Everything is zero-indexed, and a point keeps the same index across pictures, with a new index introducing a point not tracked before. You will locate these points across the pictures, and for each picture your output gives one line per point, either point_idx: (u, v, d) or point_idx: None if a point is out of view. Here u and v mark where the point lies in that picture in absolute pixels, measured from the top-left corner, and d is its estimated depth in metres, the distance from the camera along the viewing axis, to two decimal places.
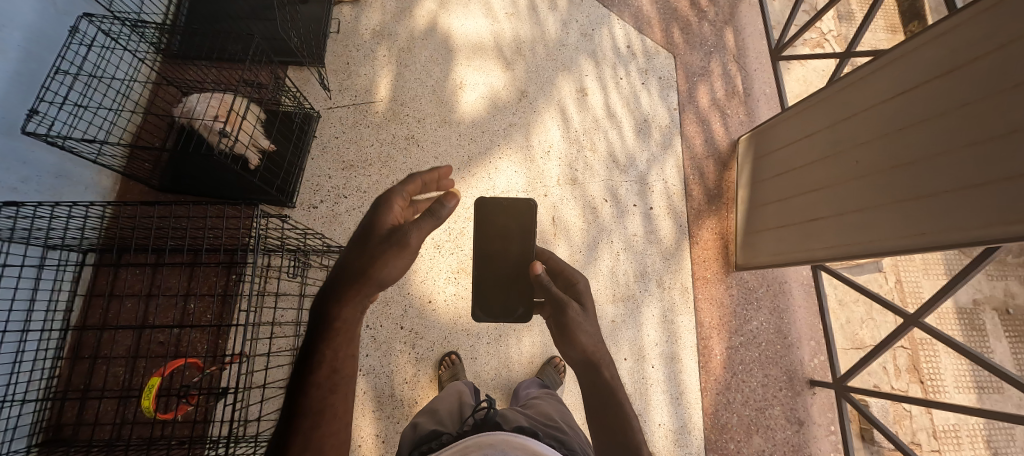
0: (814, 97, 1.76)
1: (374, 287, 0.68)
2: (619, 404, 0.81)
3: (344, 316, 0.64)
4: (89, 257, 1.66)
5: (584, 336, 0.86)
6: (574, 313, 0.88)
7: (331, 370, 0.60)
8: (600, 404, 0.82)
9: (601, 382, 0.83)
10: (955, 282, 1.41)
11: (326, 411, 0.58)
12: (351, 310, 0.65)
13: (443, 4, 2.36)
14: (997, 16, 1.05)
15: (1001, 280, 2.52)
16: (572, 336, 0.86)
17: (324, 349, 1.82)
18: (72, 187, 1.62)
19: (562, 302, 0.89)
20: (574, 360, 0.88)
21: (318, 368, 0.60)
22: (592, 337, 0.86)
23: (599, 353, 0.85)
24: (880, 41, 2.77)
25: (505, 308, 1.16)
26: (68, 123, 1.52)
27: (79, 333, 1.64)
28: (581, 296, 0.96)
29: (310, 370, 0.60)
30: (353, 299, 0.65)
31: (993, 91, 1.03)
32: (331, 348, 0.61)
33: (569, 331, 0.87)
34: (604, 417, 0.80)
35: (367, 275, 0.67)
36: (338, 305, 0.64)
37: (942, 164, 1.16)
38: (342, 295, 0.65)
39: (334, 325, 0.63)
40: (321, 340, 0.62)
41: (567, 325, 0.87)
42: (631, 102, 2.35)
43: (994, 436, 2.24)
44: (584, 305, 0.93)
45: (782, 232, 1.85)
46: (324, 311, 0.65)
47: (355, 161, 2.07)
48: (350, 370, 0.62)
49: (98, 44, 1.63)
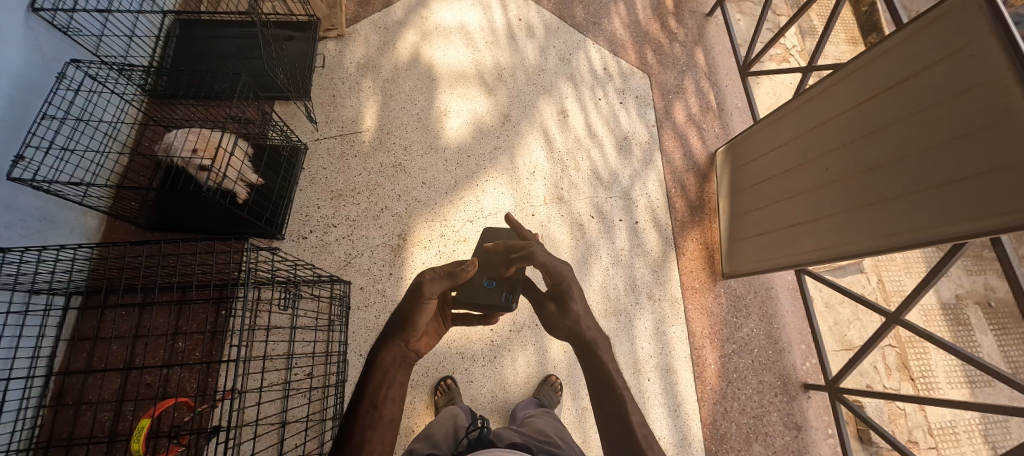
0: (781, 109, 1.86)
1: (405, 331, 0.83)
2: (612, 384, 0.79)
3: (388, 358, 0.81)
4: (75, 300, 1.65)
5: (564, 324, 0.88)
6: (551, 310, 0.91)
7: (373, 404, 0.75)
8: (594, 390, 0.80)
9: (597, 364, 0.83)
10: (929, 279, 1.46)
11: (365, 445, 0.69)
12: (391, 354, 0.82)
13: (425, 36, 2.45)
14: (938, 30, 1.15)
15: (980, 274, 2.61)
16: (557, 326, 0.89)
17: (315, 381, 1.79)
18: (58, 230, 1.62)
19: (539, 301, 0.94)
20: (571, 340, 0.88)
21: (362, 402, 0.75)
22: (579, 323, 0.87)
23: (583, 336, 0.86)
24: (842, 53, 2.95)
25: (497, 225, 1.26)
26: (55, 167, 1.53)
27: (63, 379, 1.60)
28: (564, 296, 0.90)
29: (356, 402, 0.75)
30: (393, 343, 0.83)
31: (943, 98, 1.12)
32: (377, 382, 0.77)
33: (551, 325, 0.90)
34: (599, 404, 0.78)
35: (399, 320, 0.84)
36: (382, 348, 0.82)
37: (903, 167, 1.23)
38: (386, 342, 0.83)
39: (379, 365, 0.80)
40: (370, 376, 0.78)
41: (548, 319, 0.90)
42: (610, 120, 2.44)
43: (990, 430, 2.25)
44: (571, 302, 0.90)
45: (763, 239, 1.91)
46: (376, 356, 0.83)
47: (344, 190, 2.10)
48: (389, 409, 0.76)
49: (85, 88, 1.66)
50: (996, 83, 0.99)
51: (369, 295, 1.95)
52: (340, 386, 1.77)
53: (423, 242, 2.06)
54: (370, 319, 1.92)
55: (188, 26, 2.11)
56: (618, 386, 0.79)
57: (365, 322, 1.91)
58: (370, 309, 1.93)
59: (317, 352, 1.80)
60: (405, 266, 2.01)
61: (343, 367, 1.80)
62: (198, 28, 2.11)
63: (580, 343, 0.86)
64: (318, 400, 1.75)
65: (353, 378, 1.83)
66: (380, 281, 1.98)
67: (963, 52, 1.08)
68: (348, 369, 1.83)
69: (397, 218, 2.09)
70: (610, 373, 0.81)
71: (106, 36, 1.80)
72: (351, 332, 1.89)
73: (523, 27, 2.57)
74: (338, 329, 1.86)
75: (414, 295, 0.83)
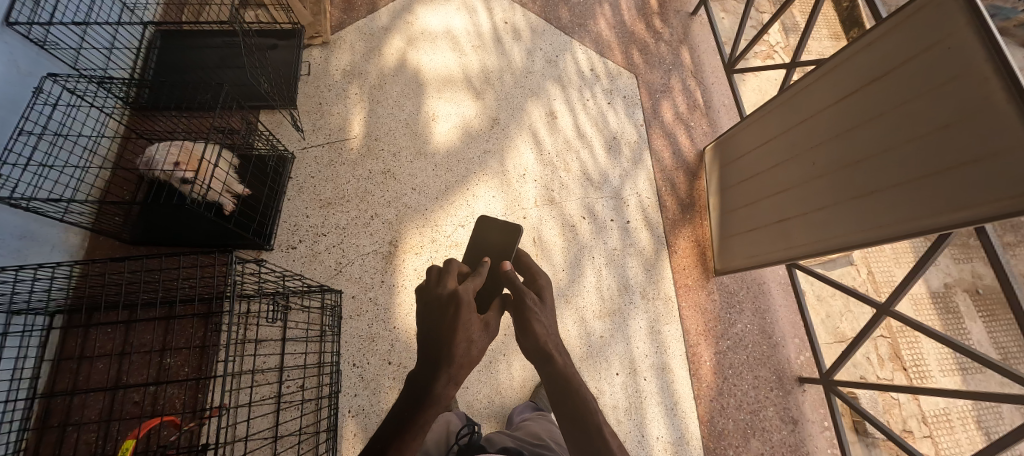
0: (766, 105, 1.88)
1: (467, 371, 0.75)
2: (578, 389, 0.81)
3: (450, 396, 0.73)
4: (57, 320, 1.61)
5: (538, 326, 0.84)
6: (531, 303, 0.86)
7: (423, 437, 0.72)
8: (560, 393, 0.82)
9: (556, 373, 0.82)
10: (917, 270, 1.46)
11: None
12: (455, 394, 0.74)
13: (411, 41, 2.44)
14: (918, 22, 1.17)
15: (967, 262, 2.65)
16: (526, 327, 0.84)
17: (309, 393, 1.77)
18: (39, 248, 1.59)
19: (521, 294, 0.87)
20: (527, 350, 0.86)
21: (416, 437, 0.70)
22: (545, 326, 0.85)
23: (553, 342, 0.84)
24: (825, 49, 3.00)
25: (506, 234, 1.23)
26: (33, 183, 1.50)
27: (47, 400, 1.57)
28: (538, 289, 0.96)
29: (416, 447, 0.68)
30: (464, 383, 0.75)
31: (924, 90, 1.14)
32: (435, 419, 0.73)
33: (525, 321, 0.84)
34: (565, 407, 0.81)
35: (470, 357, 0.75)
36: (452, 385, 0.73)
37: (887, 160, 1.25)
38: (445, 377, 0.72)
39: (432, 404, 0.71)
40: (420, 411, 0.71)
41: (524, 315, 0.84)
42: (599, 121, 2.45)
43: (982, 416, 2.28)
44: (543, 299, 0.94)
45: (753, 235, 1.92)
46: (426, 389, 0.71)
47: (332, 198, 2.08)
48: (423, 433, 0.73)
49: (64, 102, 1.62)
50: (976, 74, 1.00)
51: (361, 304, 1.93)
52: (334, 398, 1.73)
53: (414, 249, 2.04)
54: (363, 329, 1.90)
55: (169, 38, 2.08)
56: (585, 395, 0.81)
57: (357, 332, 1.89)
58: (363, 318, 1.91)
59: (309, 363, 1.77)
60: (397, 273, 2.00)
61: (337, 377, 1.77)
62: (180, 39, 2.09)
63: (539, 351, 0.83)
64: (311, 413, 1.72)
65: (347, 388, 1.81)
66: (373, 289, 1.96)
67: (942, 44, 1.10)
68: (341, 379, 1.80)
69: (388, 225, 2.07)
70: (573, 380, 0.82)
71: (85, 50, 1.77)
72: (343, 342, 1.86)
73: (509, 30, 2.58)
74: (329, 340, 1.83)
75: (485, 334, 0.80)
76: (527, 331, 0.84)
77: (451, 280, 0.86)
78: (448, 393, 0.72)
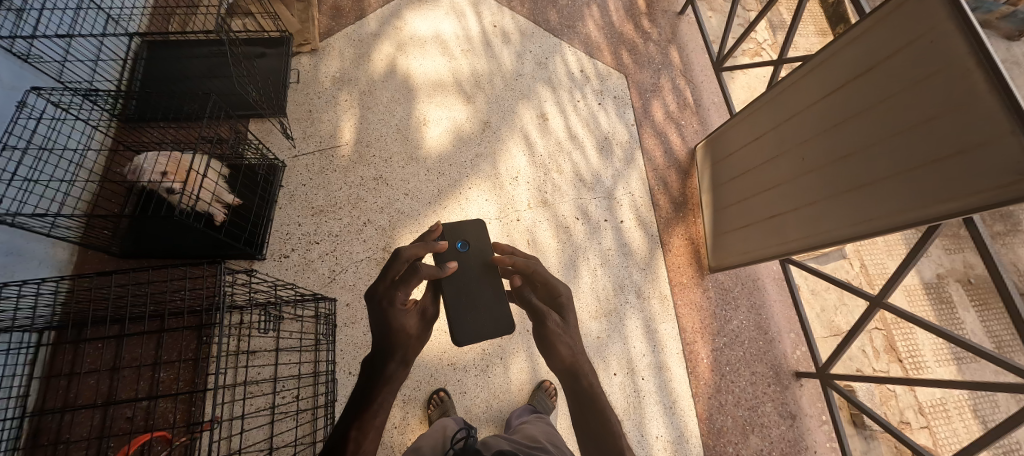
0: (754, 103, 1.90)
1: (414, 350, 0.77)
2: (598, 403, 0.81)
3: (399, 374, 0.76)
4: (47, 336, 1.59)
5: (563, 348, 0.81)
6: (553, 326, 0.82)
7: (382, 413, 0.75)
8: (574, 400, 0.83)
9: (581, 391, 0.82)
10: (908, 262, 1.47)
11: (370, 430, 0.73)
12: (407, 372, 0.78)
13: (400, 47, 2.44)
14: (902, 16, 1.18)
15: (959, 253, 2.68)
16: (551, 347, 0.81)
17: (304, 403, 1.75)
18: (27, 264, 1.57)
19: (541, 314, 0.82)
20: (556, 368, 0.85)
21: (371, 413, 0.74)
22: (573, 349, 0.82)
23: (578, 363, 0.82)
24: (812, 45, 3.03)
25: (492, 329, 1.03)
26: (18, 198, 1.47)
27: (37, 419, 1.54)
28: (564, 310, 0.87)
29: (362, 415, 0.73)
30: (411, 362, 0.77)
31: (908, 84, 1.15)
32: (389, 397, 0.76)
33: (548, 346, 0.81)
34: (580, 410, 0.82)
35: (405, 336, 0.75)
36: (399, 367, 0.75)
37: (875, 154, 1.26)
38: (384, 359, 0.74)
39: (386, 384, 0.75)
40: (377, 393, 0.75)
41: (547, 339, 0.81)
42: (590, 122, 2.46)
43: (979, 405, 2.29)
44: (566, 318, 0.86)
45: (746, 232, 1.93)
46: (374, 369, 0.75)
47: (324, 206, 2.07)
48: (384, 413, 0.76)
49: (49, 116, 1.60)
50: (958, 67, 1.02)
51: (356, 312, 1.92)
52: (331, 407, 1.72)
53: None
54: (358, 336, 1.88)
55: (156, 49, 2.07)
56: (604, 408, 0.81)
57: (352, 340, 1.88)
58: (358, 325, 1.90)
59: (303, 373, 1.76)
60: None
61: (332, 386, 1.76)
62: (168, 50, 2.08)
63: (569, 372, 0.82)
64: (307, 423, 1.71)
65: (343, 397, 1.79)
66: None
67: (924, 38, 1.11)
68: (337, 389, 1.79)
69: (381, 231, 2.06)
70: (597, 394, 0.82)
71: (70, 62, 1.76)
72: (338, 351, 1.85)
73: (499, 33, 2.58)
74: (324, 349, 1.81)
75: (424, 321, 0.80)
76: (549, 351, 0.82)
77: (404, 297, 0.76)
78: (393, 373, 0.75)
